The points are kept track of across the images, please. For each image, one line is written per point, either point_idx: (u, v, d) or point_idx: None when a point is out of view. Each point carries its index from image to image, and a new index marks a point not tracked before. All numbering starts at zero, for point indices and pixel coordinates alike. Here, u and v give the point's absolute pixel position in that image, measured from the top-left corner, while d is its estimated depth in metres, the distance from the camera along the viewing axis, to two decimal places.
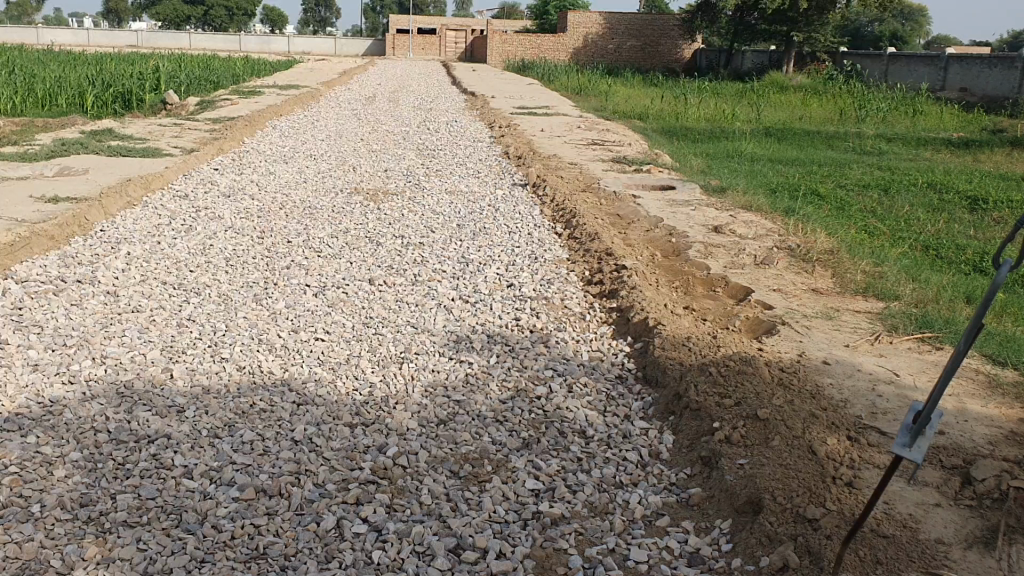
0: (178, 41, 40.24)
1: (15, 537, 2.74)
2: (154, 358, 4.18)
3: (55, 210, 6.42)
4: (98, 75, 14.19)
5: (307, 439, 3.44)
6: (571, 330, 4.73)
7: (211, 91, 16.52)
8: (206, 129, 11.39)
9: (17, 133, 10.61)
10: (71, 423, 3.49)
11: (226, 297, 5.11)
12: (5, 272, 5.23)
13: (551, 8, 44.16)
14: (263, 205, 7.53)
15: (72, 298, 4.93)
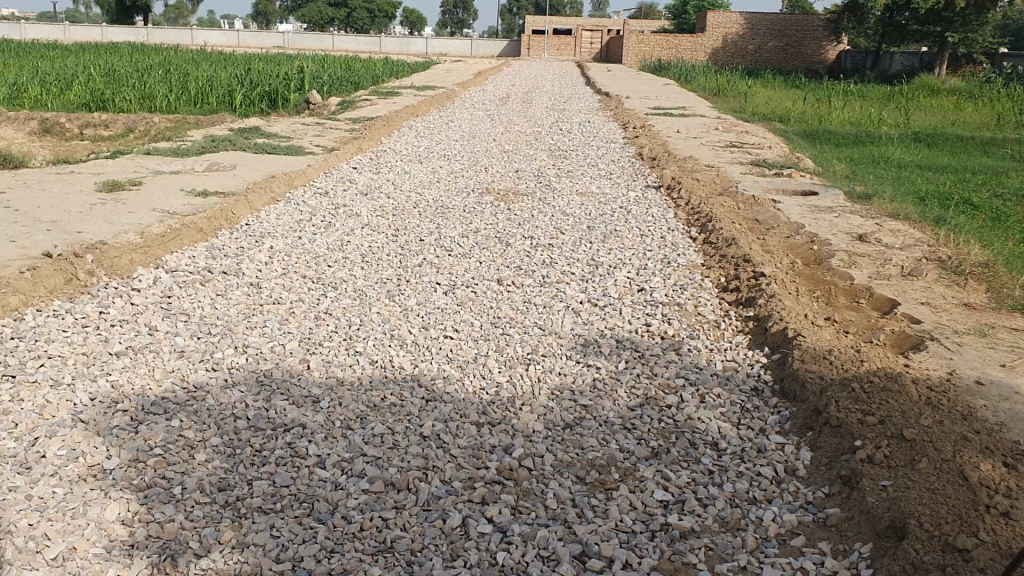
0: (322, 44, 41.62)
1: (158, 517, 2.84)
2: (292, 349, 4.29)
3: (204, 204, 6.69)
4: (247, 74, 14.76)
5: (435, 435, 3.46)
6: (704, 338, 4.61)
7: (351, 92, 17.01)
8: (346, 128, 11.71)
9: (171, 130, 11.16)
10: (213, 408, 3.62)
11: (361, 292, 5.22)
12: (157, 262, 5.49)
13: (690, 9, 43.51)
14: (398, 203, 7.67)
15: (217, 289, 5.13)
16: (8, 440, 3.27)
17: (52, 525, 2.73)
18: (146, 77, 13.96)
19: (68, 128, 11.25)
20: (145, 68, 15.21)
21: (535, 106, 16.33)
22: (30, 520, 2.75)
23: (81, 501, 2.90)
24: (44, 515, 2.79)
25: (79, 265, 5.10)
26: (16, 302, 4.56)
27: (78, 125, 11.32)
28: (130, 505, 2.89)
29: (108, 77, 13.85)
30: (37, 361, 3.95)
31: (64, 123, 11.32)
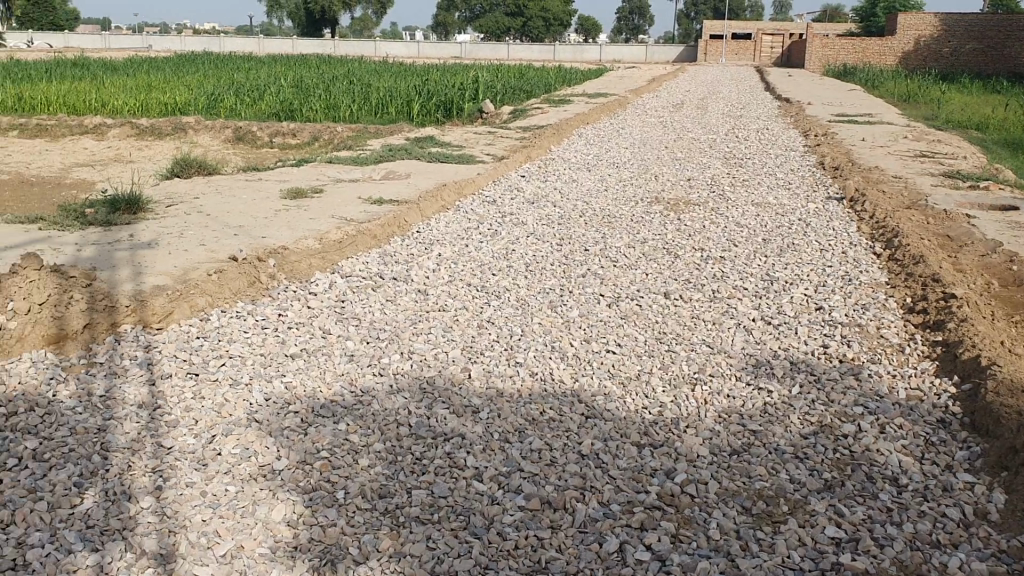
0: (498, 53, 42.36)
1: (321, 521, 2.91)
2: (455, 356, 4.33)
3: (379, 211, 6.90)
4: (424, 84, 15.17)
5: (594, 454, 3.39)
6: (886, 363, 4.32)
7: (524, 100, 17.20)
8: (517, 137, 11.82)
9: (353, 139, 11.61)
10: (378, 414, 3.69)
11: (524, 302, 5.22)
12: (332, 267, 5.70)
13: (880, 11, 41.44)
14: (565, 211, 7.65)
15: (387, 294, 5.26)
16: (189, 435, 3.46)
17: (222, 522, 2.86)
18: (331, 87, 14.61)
19: (259, 136, 11.92)
20: (330, 79, 15.92)
21: (710, 113, 15.96)
22: (203, 516, 2.88)
23: (250, 499, 3.01)
24: (216, 512, 2.92)
25: (262, 269, 5.36)
26: (202, 303, 4.84)
27: (268, 133, 11.98)
28: (295, 506, 2.98)
29: (296, 88, 14.60)
30: (218, 360, 4.17)
31: (255, 132, 12.00)
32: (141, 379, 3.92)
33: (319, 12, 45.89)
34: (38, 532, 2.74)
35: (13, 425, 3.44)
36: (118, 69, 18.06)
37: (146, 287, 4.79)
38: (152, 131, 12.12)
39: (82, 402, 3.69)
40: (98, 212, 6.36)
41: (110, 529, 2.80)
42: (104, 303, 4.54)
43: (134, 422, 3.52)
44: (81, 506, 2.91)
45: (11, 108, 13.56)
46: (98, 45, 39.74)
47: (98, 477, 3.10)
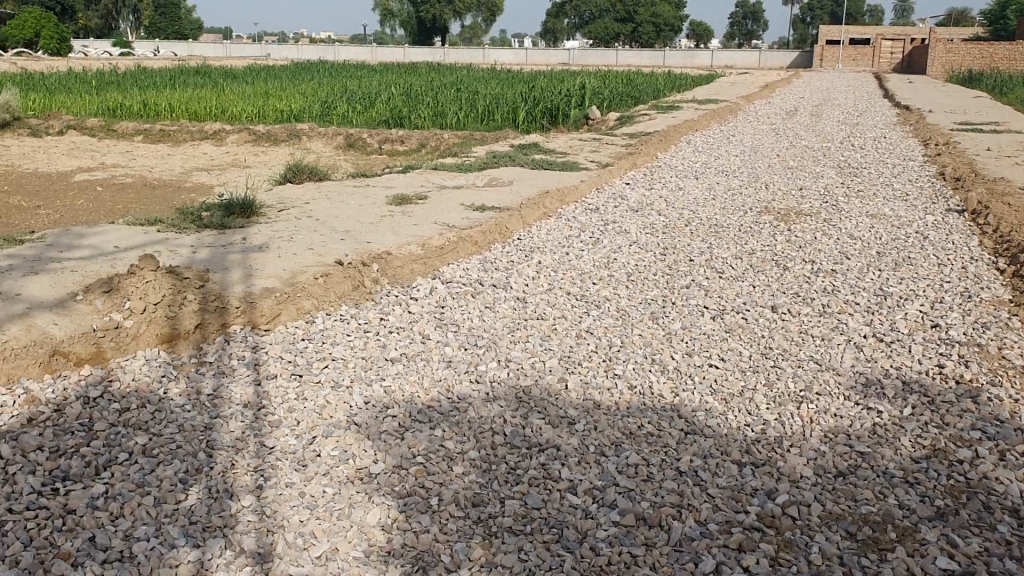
0: (606, 59, 42.20)
1: (414, 526, 2.93)
2: (552, 366, 4.31)
3: (482, 217, 6.93)
4: (531, 91, 15.22)
5: (692, 471, 3.31)
6: (1008, 386, 4.09)
7: (632, 107, 17.08)
8: (624, 144, 11.73)
9: (459, 146, 11.73)
10: (474, 421, 3.70)
11: (625, 312, 5.16)
12: (433, 273, 5.76)
13: (1010, 14, 39.55)
14: (670, 220, 7.54)
15: (487, 301, 5.27)
16: (290, 436, 3.54)
17: (319, 523, 2.91)
18: (439, 95, 14.80)
19: (368, 143, 12.17)
20: (439, 86, 16.15)
21: (825, 121, 15.51)
22: (300, 517, 2.95)
23: (347, 502, 3.06)
24: (314, 513, 2.98)
25: (366, 273, 5.45)
26: (308, 305, 4.96)
27: (377, 140, 12.22)
28: (390, 511, 3.01)
29: (405, 95, 14.85)
30: (321, 362, 4.26)
31: (365, 139, 12.25)
32: (247, 379, 4.04)
33: (430, 20, 46.67)
34: (144, 526, 2.86)
35: (126, 421, 3.60)
36: (237, 77, 18.69)
37: (255, 288, 4.94)
38: (267, 137, 12.51)
39: (191, 400, 3.83)
40: (214, 215, 6.60)
41: (212, 526, 2.89)
42: (216, 303, 4.71)
43: (238, 421, 3.63)
44: (186, 502, 3.02)
45: (137, 114, 14.18)
46: (220, 54, 41.37)
47: (203, 474, 3.21)
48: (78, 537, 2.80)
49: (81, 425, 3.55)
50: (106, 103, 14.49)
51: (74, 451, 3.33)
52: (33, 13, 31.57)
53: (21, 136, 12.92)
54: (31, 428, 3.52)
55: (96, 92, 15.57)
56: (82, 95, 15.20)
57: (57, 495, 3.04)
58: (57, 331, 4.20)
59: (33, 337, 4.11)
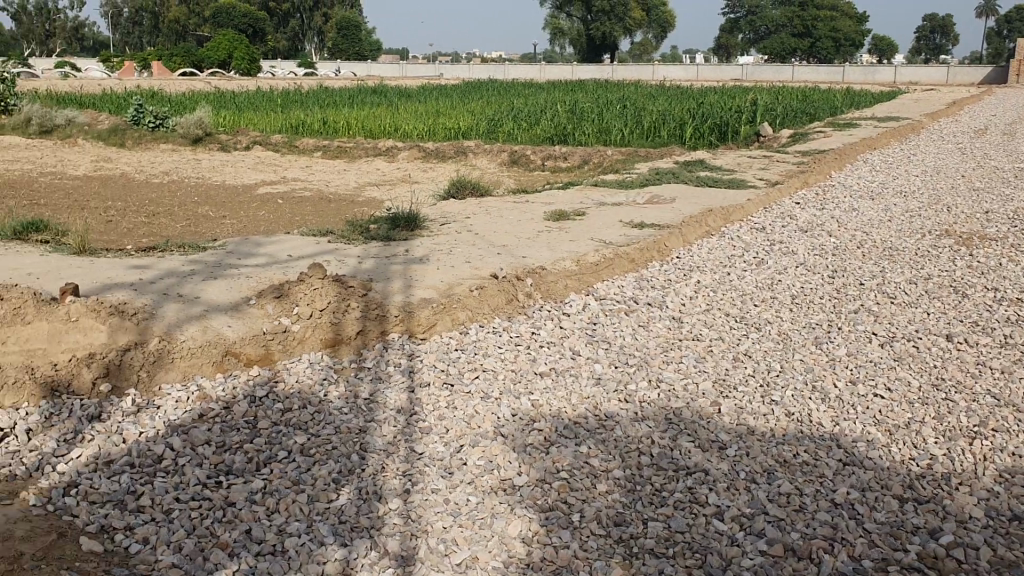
0: (781, 75, 41.01)
1: (554, 541, 2.94)
2: (705, 389, 4.21)
3: (640, 234, 6.88)
4: (700, 107, 15.01)
5: (849, 504, 3.16)
6: None
7: (805, 123, 16.54)
8: (794, 161, 11.37)
9: (623, 163, 11.71)
10: (621, 440, 3.67)
11: (786, 336, 4.99)
12: (588, 290, 5.76)
13: None
14: (840, 242, 7.23)
15: (641, 319, 5.22)
16: (439, 444, 3.70)
17: (461, 531, 3.01)
18: (605, 111, 14.84)
19: (532, 159, 12.33)
20: (605, 103, 16.16)
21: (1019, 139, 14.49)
22: (444, 524, 3.07)
23: (489, 512, 3.14)
24: (457, 521, 3.08)
25: (521, 288, 5.52)
26: (463, 317, 5.09)
27: (542, 156, 12.35)
28: (531, 524, 3.05)
29: (571, 112, 14.96)
30: (472, 372, 4.37)
31: (530, 155, 12.40)
32: (401, 386, 4.24)
33: (600, 38, 46.84)
34: (296, 522, 3.12)
35: (287, 420, 3.91)
36: (411, 95, 19.37)
37: (414, 297, 5.12)
38: (435, 154, 12.88)
39: (348, 403, 4.08)
40: (380, 228, 6.86)
41: (359, 526, 3.09)
42: (376, 311, 4.92)
43: (391, 426, 3.86)
44: (337, 501, 3.26)
45: (317, 132, 14.89)
46: (397, 74, 42.92)
47: (355, 475, 3.46)
48: (236, 528, 3.10)
49: (246, 423, 3.89)
50: (289, 120, 15.32)
51: (239, 447, 3.67)
52: (228, 35, 33.90)
53: (212, 152, 13.88)
54: (202, 423, 3.87)
55: (282, 110, 16.49)
56: (268, 113, 16.14)
57: (220, 488, 3.38)
58: (229, 332, 4.55)
59: (208, 337, 4.49)
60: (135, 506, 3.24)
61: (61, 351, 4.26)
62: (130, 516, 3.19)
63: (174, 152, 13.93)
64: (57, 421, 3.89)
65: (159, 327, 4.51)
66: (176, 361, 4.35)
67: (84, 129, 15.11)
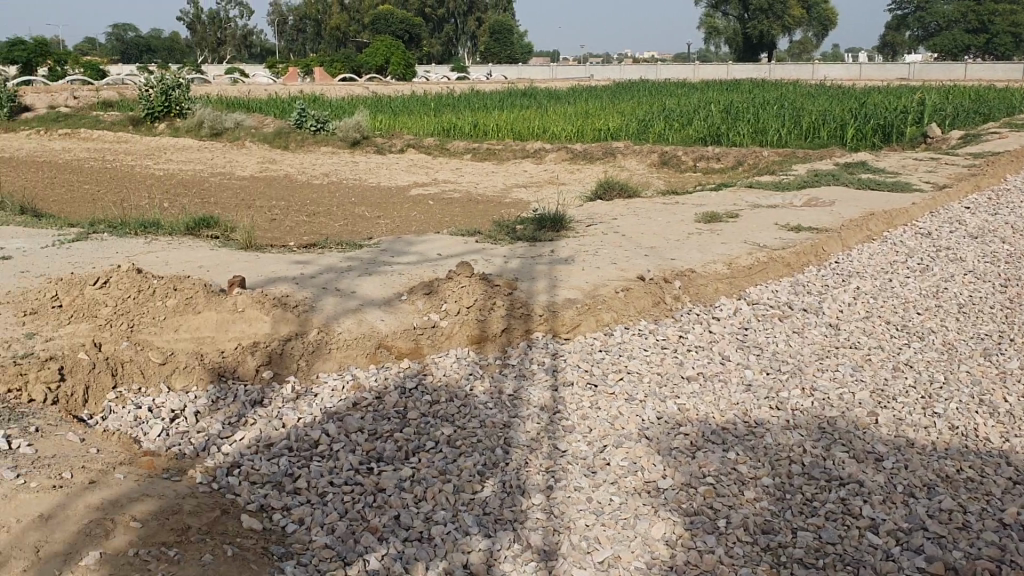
0: (952, 73, 38.85)
1: (699, 546, 2.92)
2: (862, 398, 4.04)
3: (795, 237, 6.67)
4: (862, 107, 14.43)
5: (1019, 524, 2.97)
6: None
7: (978, 123, 15.62)
8: (965, 164, 10.76)
9: (778, 165, 11.39)
10: (770, 447, 3.57)
11: (951, 347, 4.74)
12: (739, 295, 5.64)
13: None
14: (1015, 250, 6.79)
15: (795, 325, 5.06)
16: (582, 442, 3.72)
17: (603, 529, 3.04)
18: (761, 111, 14.48)
19: (683, 161, 12.15)
20: (761, 103, 15.76)
21: None
22: (587, 522, 3.11)
23: (632, 512, 3.14)
24: (599, 519, 3.12)
25: (669, 290, 5.46)
26: (608, 318, 5.09)
27: (693, 157, 12.16)
28: (675, 526, 3.03)
29: (725, 112, 14.67)
30: (617, 373, 4.36)
31: (681, 157, 12.23)
32: (546, 384, 4.28)
33: (757, 37, 45.67)
34: (442, 511, 3.24)
35: (434, 412, 4.02)
36: (562, 98, 19.47)
37: (559, 297, 5.15)
38: (584, 155, 12.88)
39: (493, 398, 4.16)
40: (528, 228, 6.93)
41: (503, 519, 3.19)
42: (522, 310, 4.97)
43: (535, 422, 3.91)
44: (481, 493, 3.36)
45: (469, 134, 15.19)
46: (548, 77, 43.00)
47: (499, 468, 3.54)
48: (386, 514, 3.25)
49: (397, 412, 4.02)
50: (441, 123, 15.65)
51: (389, 435, 3.81)
52: (387, 41, 34.93)
53: (368, 155, 14.39)
54: (355, 411, 4.03)
55: (435, 114, 16.90)
56: (422, 116, 16.55)
57: (371, 474, 3.54)
58: (382, 326, 4.72)
59: (362, 330, 4.67)
60: (293, 488, 3.43)
61: (227, 339, 4.54)
62: (287, 497, 3.38)
63: (332, 154, 14.53)
64: (223, 405, 4.14)
65: (317, 319, 4.72)
66: (333, 351, 4.56)
67: (251, 133, 15.93)
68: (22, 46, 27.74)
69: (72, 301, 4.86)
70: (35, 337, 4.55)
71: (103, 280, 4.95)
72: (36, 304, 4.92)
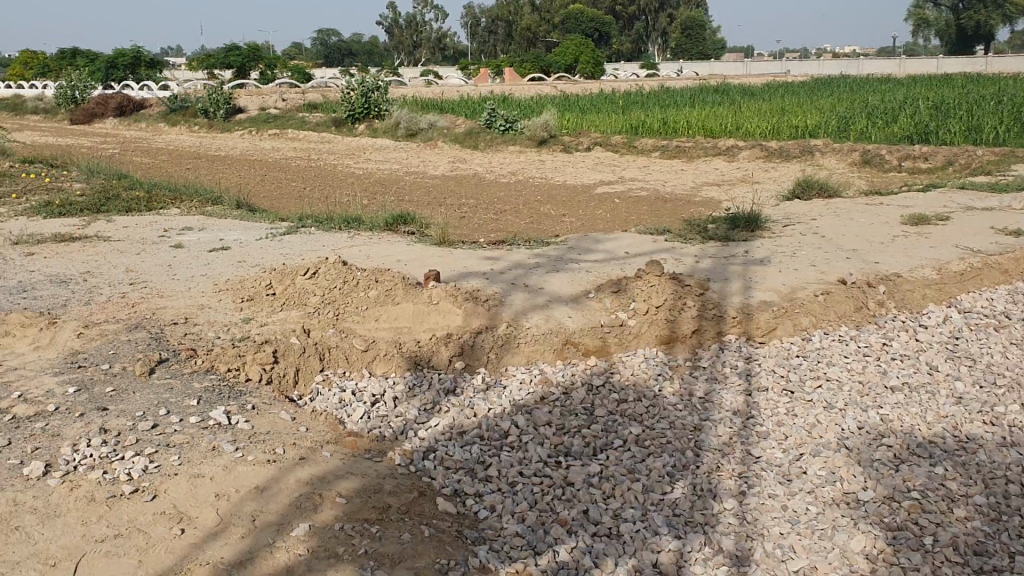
0: None
1: (903, 563, 2.90)
2: None
3: (1014, 242, 6.23)
4: None
5: None
6: None
7: None
8: None
9: (996, 166, 10.65)
10: (983, 465, 3.46)
11: None
12: (950, 302, 5.34)
13: None
14: None
15: (1013, 337, 4.75)
16: (777, 449, 3.70)
17: (799, 539, 3.05)
18: (975, 108, 13.56)
19: (888, 160, 11.55)
20: (975, 99, 14.75)
21: None
22: (781, 530, 3.13)
23: (831, 523, 3.13)
24: (795, 528, 3.13)
25: (872, 294, 5.22)
26: (806, 322, 4.93)
27: (898, 157, 11.55)
28: (876, 540, 3.01)
29: (935, 109, 13.83)
30: (815, 381, 4.25)
31: (884, 155, 11.64)
32: (739, 388, 4.22)
33: (973, 28, 42.77)
34: (632, 509, 3.28)
35: (622, 410, 4.03)
36: (756, 94, 18.93)
37: (754, 299, 5.03)
38: (779, 154, 12.48)
39: (683, 400, 4.14)
40: (720, 228, 6.81)
41: (694, 521, 3.22)
42: (714, 312, 4.89)
43: (727, 427, 3.87)
44: (671, 494, 3.38)
45: (658, 132, 15.03)
46: (741, 73, 41.98)
47: (689, 470, 3.55)
48: (575, 507, 3.30)
49: (585, 409, 4.05)
50: (629, 121, 15.58)
51: (577, 431, 3.85)
52: (577, 41, 35.20)
53: (556, 153, 14.55)
54: (543, 405, 4.10)
55: (623, 112, 16.84)
56: (610, 115, 16.55)
57: (559, 467, 3.59)
58: (570, 323, 4.76)
59: (550, 327, 4.73)
60: (484, 475, 3.53)
61: (424, 329, 4.73)
62: (479, 484, 3.48)
63: (521, 153, 14.78)
64: (419, 392, 4.30)
65: (507, 314, 4.82)
66: (521, 346, 4.64)
67: (443, 133, 16.45)
68: (238, 52, 29.84)
69: (284, 291, 5.22)
70: (251, 322, 4.90)
71: (312, 270, 5.30)
72: (253, 291, 5.32)
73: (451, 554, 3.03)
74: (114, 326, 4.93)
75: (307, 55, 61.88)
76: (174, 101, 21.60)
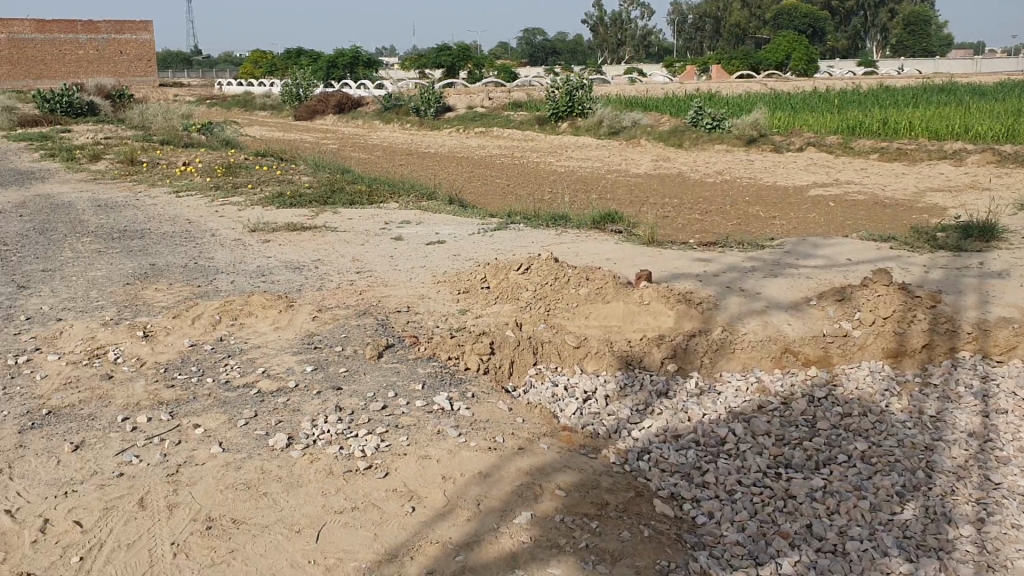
0: None
1: None
2: None
3: None
4: None
5: None
6: None
7: None
8: None
9: None
10: None
11: None
12: None
13: None
14: None
15: None
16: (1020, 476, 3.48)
17: None
18: None
19: None
20: None
21: None
22: None
23: None
24: None
25: None
26: None
27: None
28: None
29: None
30: None
31: None
32: (975, 410, 4.00)
33: None
34: (858, 527, 3.17)
35: (846, 425, 3.90)
36: (988, 93, 17.66)
37: (992, 315, 4.73)
38: (1015, 158, 11.61)
39: (912, 418, 3.96)
40: (950, 237, 6.42)
41: (927, 545, 3.08)
42: (946, 326, 4.64)
43: (962, 449, 3.67)
44: (902, 514, 3.24)
45: (876, 132, 14.30)
46: (970, 70, 39.10)
47: (920, 492, 3.39)
48: (798, 521, 3.23)
49: (805, 421, 3.94)
50: (846, 121, 14.91)
51: (798, 443, 3.76)
52: (789, 37, 34.04)
53: (766, 153, 14.15)
54: (761, 414, 4.02)
55: (839, 111, 16.14)
56: (825, 114, 15.90)
57: (779, 479, 3.52)
58: (789, 331, 4.64)
59: (768, 334, 4.63)
60: (701, 481, 3.51)
61: (635, 329, 4.74)
62: (696, 489, 3.46)
63: (729, 152, 14.47)
64: (630, 392, 4.32)
65: (721, 318, 4.76)
66: (737, 351, 4.57)
67: (647, 131, 16.35)
68: (448, 52, 30.90)
69: (498, 285, 5.38)
70: (468, 313, 5.09)
71: (525, 266, 5.43)
72: (469, 283, 5.52)
73: (671, 556, 3.03)
74: (344, 311, 5.26)
75: (513, 54, 63.17)
76: (388, 99, 22.63)
